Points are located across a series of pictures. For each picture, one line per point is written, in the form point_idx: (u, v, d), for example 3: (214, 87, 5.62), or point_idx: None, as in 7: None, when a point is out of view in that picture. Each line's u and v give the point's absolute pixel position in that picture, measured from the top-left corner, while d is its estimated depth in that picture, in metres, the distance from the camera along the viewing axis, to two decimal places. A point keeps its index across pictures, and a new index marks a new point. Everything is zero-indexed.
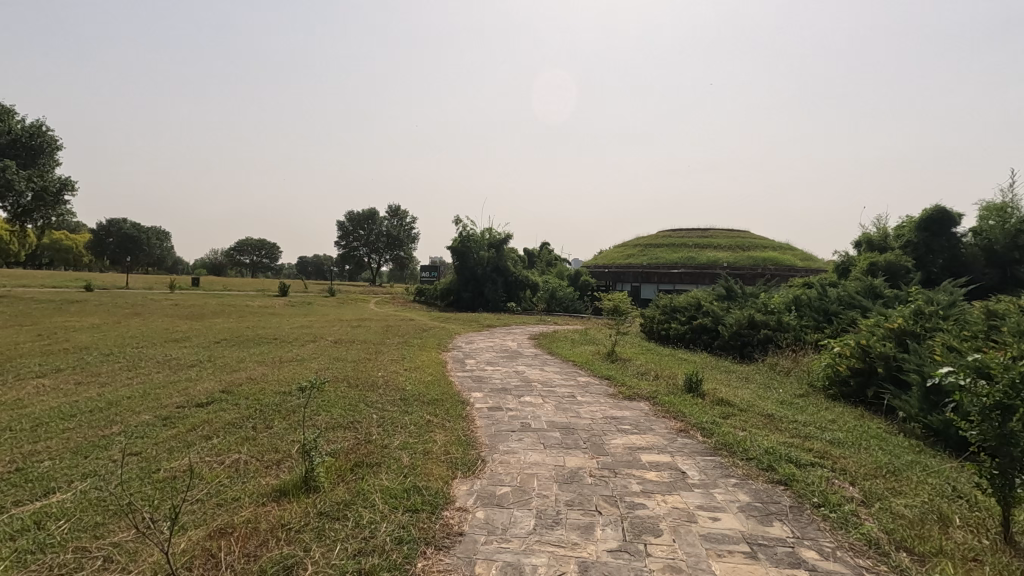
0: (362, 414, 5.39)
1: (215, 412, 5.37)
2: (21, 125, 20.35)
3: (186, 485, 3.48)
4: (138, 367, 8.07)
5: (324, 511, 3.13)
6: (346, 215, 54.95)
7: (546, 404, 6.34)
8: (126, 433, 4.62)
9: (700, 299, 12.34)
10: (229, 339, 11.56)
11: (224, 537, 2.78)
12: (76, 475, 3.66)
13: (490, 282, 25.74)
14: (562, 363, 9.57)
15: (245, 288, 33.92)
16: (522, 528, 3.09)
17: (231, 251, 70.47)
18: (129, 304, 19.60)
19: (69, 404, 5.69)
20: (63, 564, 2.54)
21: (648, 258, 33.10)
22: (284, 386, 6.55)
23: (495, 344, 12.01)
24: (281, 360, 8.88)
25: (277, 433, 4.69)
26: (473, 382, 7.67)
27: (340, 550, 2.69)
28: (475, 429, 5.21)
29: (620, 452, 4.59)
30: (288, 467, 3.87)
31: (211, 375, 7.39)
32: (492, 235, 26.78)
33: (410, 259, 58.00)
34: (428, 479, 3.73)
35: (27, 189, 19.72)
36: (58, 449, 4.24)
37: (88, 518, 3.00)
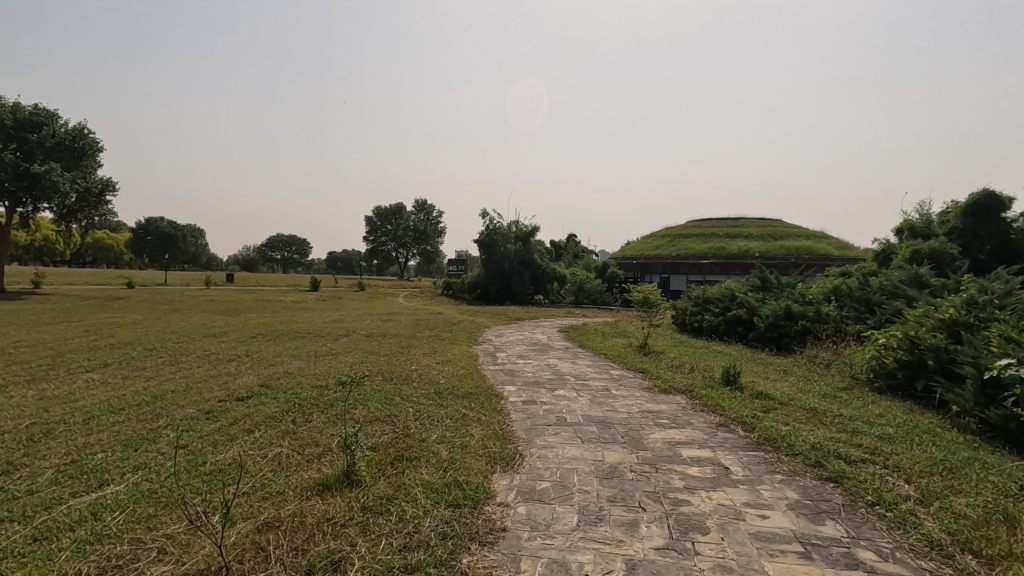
0: (398, 408, 5.42)
1: (256, 406, 5.48)
2: (65, 128, 21.03)
3: (232, 478, 3.54)
4: (180, 361, 8.30)
5: (367, 506, 3.15)
6: (375, 210, 55.73)
7: (580, 398, 6.28)
8: (172, 427, 4.74)
9: (734, 289, 12.08)
10: (264, 334, 11.77)
11: (271, 531, 2.81)
12: (127, 468, 3.77)
13: (518, 275, 25.83)
14: (594, 356, 9.47)
15: (278, 282, 34.79)
16: (565, 524, 3.05)
17: (264, 248, 72.41)
18: (168, 300, 20.21)
19: (118, 398, 5.87)
20: (120, 555, 2.61)
21: (676, 248, 32.70)
22: (321, 379, 6.64)
23: (525, 337, 11.98)
24: (317, 354, 9.02)
25: (317, 426, 4.75)
26: (505, 375, 7.65)
27: (386, 545, 2.70)
28: (511, 422, 5.19)
29: (660, 446, 4.50)
30: (329, 460, 3.91)
31: (250, 370, 7.55)
32: (519, 228, 26.77)
33: (437, 253, 58.54)
34: (468, 473, 3.72)
35: (71, 190, 20.40)
36: (109, 442, 4.37)
37: (141, 510, 3.08)
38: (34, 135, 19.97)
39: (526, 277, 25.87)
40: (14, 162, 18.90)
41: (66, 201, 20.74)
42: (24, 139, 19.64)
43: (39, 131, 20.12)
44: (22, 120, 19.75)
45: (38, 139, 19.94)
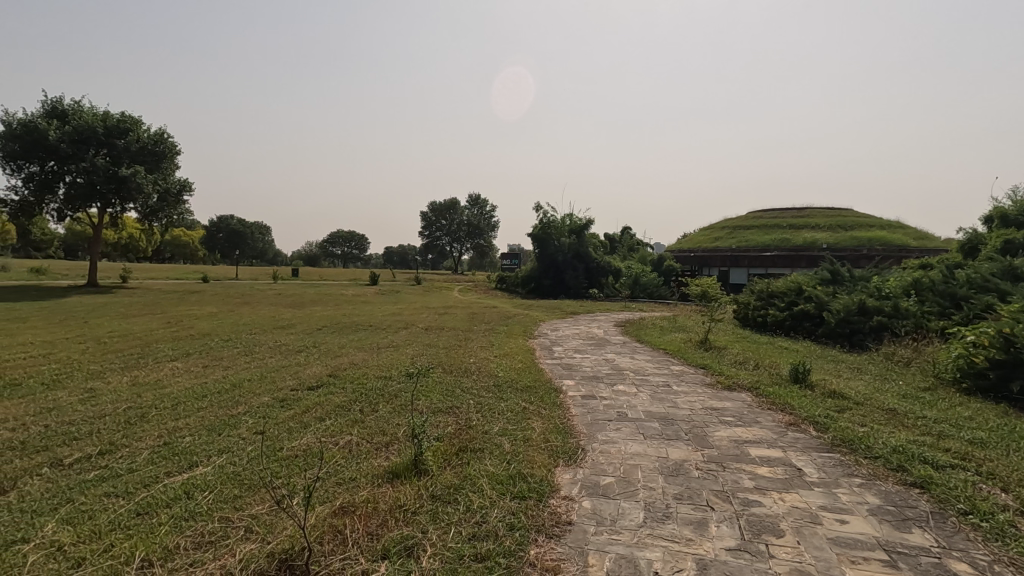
0: (459, 400, 5.52)
1: (325, 395, 5.73)
2: (147, 133, 22.52)
3: (307, 464, 3.72)
4: (254, 352, 8.78)
5: (436, 494, 3.24)
6: (430, 206, 56.99)
7: (640, 393, 6.19)
8: (251, 413, 5.04)
9: (801, 283, 11.55)
10: (328, 326, 12.27)
11: (347, 515, 2.94)
12: (213, 451, 4.03)
13: (571, 268, 25.76)
14: (653, 351, 9.31)
15: (338, 277, 36.21)
16: (632, 520, 3.03)
17: (326, 244, 75.80)
18: (239, 294, 21.42)
19: (201, 386, 6.30)
20: (212, 532, 2.80)
21: (736, 240, 31.60)
22: (385, 371, 6.85)
23: (581, 332, 11.95)
24: (379, 346, 9.31)
25: (384, 416, 4.91)
26: (563, 369, 7.65)
27: (455, 533, 2.77)
28: (571, 417, 5.18)
29: (726, 445, 4.37)
30: (397, 449, 4.04)
31: (318, 360, 7.89)
32: (573, 222, 26.79)
33: (490, 247, 59.03)
34: (532, 466, 3.75)
35: (152, 191, 21.94)
36: (195, 426, 4.69)
37: (228, 491, 3.29)
38: (121, 141, 21.51)
39: (580, 271, 25.73)
40: (103, 166, 20.44)
41: (149, 201, 22.28)
42: (113, 145, 21.15)
43: (125, 136, 21.62)
44: (111, 127, 21.31)
45: (125, 144, 21.47)
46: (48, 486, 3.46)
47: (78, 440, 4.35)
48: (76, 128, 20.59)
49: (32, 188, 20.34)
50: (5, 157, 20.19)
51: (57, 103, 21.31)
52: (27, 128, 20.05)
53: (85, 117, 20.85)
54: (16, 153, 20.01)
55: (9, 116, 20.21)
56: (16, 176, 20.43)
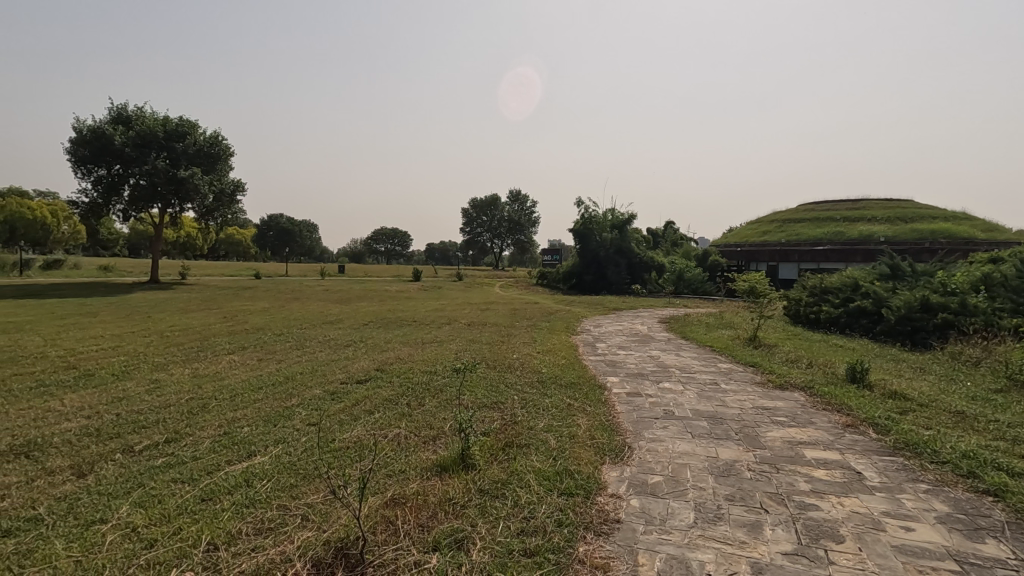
0: (504, 396, 5.55)
1: (374, 388, 5.88)
2: (203, 136, 23.54)
3: (359, 456, 3.82)
4: (305, 346, 9.09)
5: (484, 489, 3.27)
6: (472, 202, 57.46)
7: (687, 391, 6.06)
8: (304, 406, 5.22)
9: (857, 278, 11.07)
10: (374, 322, 12.56)
11: (398, 507, 3.00)
12: (269, 441, 4.19)
13: (613, 264, 25.46)
14: (699, 348, 9.09)
15: (382, 273, 37.13)
16: (682, 520, 2.97)
17: (370, 241, 77.65)
18: (289, 290, 22.20)
19: (256, 378, 6.57)
20: (272, 519, 2.92)
21: (786, 234, 30.52)
22: (430, 366, 6.96)
23: (624, 328, 11.81)
24: (424, 341, 9.47)
25: (430, 410, 5.00)
26: (607, 366, 7.58)
27: (504, 528, 2.79)
28: (617, 414, 5.12)
29: (779, 446, 4.23)
30: (444, 443, 4.10)
31: (365, 355, 8.09)
32: (615, 217, 26.50)
33: (531, 243, 59.03)
34: (578, 463, 3.74)
35: (208, 192, 22.97)
36: (252, 417, 4.90)
37: (285, 480, 3.42)
38: (179, 144, 22.59)
39: (623, 266, 25.40)
40: (164, 168, 21.50)
41: (205, 202, 23.31)
42: (172, 148, 22.21)
43: (183, 139, 22.67)
44: (170, 131, 22.40)
45: (183, 147, 22.54)
46: (121, 471, 3.68)
47: (147, 429, 4.61)
48: (139, 133, 21.74)
49: (100, 191, 21.60)
50: (76, 162, 21.51)
51: (122, 110, 22.55)
52: (96, 134, 21.30)
53: (147, 123, 21.98)
54: (86, 158, 21.29)
55: (79, 123, 21.51)
56: (86, 179, 21.74)
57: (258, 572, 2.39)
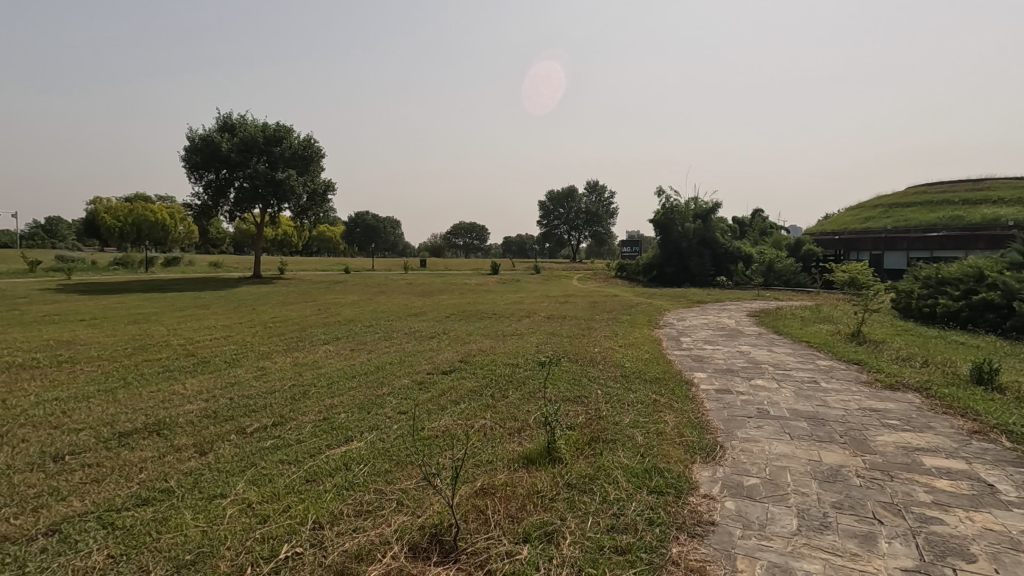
0: (588, 390, 5.50)
1: (459, 379, 6.03)
2: (297, 139, 25.06)
3: (449, 445, 3.92)
4: (393, 337, 9.50)
5: (571, 483, 3.26)
6: (548, 194, 57.44)
7: (783, 390, 5.70)
8: (394, 394, 5.46)
9: (982, 267, 9.90)
10: (455, 314, 12.86)
11: (488, 497, 3.06)
12: (364, 428, 4.42)
13: (697, 255, 24.49)
14: (794, 343, 8.53)
15: (462, 267, 38.17)
16: (784, 527, 2.80)
17: (449, 236, 80.01)
18: (375, 283, 23.28)
19: (349, 367, 6.95)
20: (369, 502, 3.07)
21: (894, 219, 27.92)
22: (513, 358, 7.03)
23: (709, 322, 11.30)
24: (505, 334, 9.57)
25: (514, 402, 5.04)
26: (693, 361, 7.30)
27: (593, 524, 2.76)
28: (706, 412, 4.92)
29: (892, 452, 3.87)
30: (529, 436, 4.13)
31: (449, 346, 8.32)
32: (698, 206, 25.51)
33: (609, 235, 58.12)
34: (667, 461, 3.63)
35: (303, 192, 24.52)
36: (348, 403, 5.19)
37: (380, 465, 3.59)
38: (277, 148, 24.24)
39: (707, 257, 24.36)
40: (264, 171, 23.18)
41: (300, 201, 24.87)
42: (271, 152, 23.91)
43: (280, 143, 24.27)
44: (269, 136, 24.08)
45: (280, 151, 24.18)
46: (237, 450, 4.02)
47: (256, 412, 5.00)
48: (243, 139, 23.54)
49: (210, 194, 23.65)
50: (190, 168, 23.67)
51: (228, 118, 24.50)
52: (206, 142, 23.33)
53: (249, 129, 23.75)
54: (198, 164, 23.36)
55: (192, 132, 23.63)
56: (198, 183, 23.87)
57: (361, 552, 2.52)
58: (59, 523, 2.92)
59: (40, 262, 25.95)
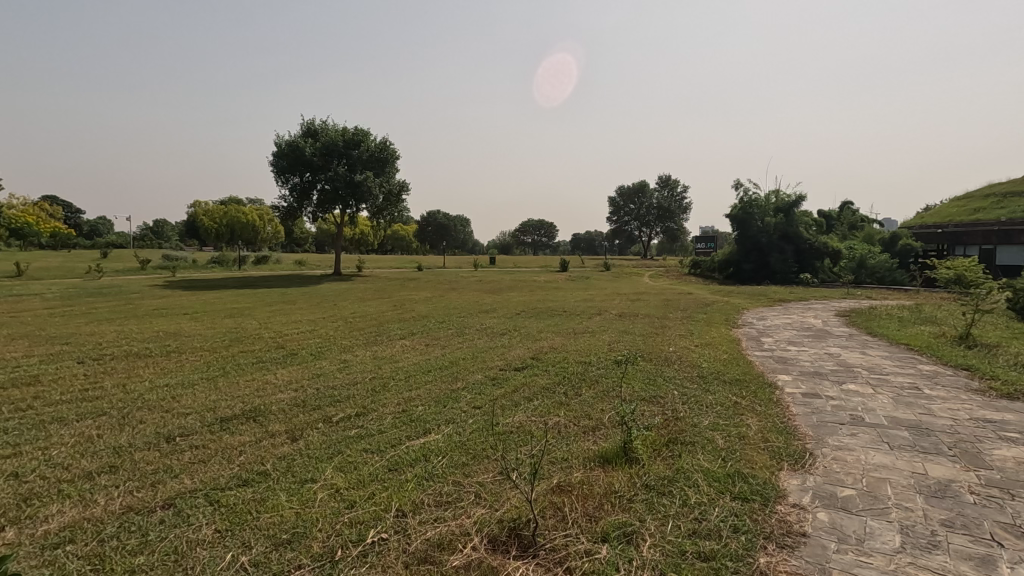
0: (663, 390, 5.36)
1: (531, 376, 6.06)
2: (374, 142, 26.05)
3: (524, 440, 3.96)
4: (465, 333, 9.69)
5: (650, 484, 3.19)
6: (619, 189, 56.34)
7: (879, 395, 5.29)
8: (469, 389, 5.57)
9: None
10: (526, 311, 12.91)
11: (565, 494, 3.06)
12: (441, 421, 4.54)
13: (778, 251, 23.22)
14: (891, 346, 7.88)
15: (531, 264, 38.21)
16: (885, 543, 2.59)
17: (517, 233, 80.71)
18: (447, 280, 23.83)
19: (425, 361, 7.17)
20: (448, 494, 3.15)
21: (1009, 210, 25.15)
22: (585, 356, 6.97)
23: (793, 321, 10.69)
24: (576, 331, 9.51)
25: (588, 401, 5.00)
26: (775, 362, 6.93)
27: (674, 527, 2.69)
28: (792, 416, 4.65)
29: (1012, 468, 3.49)
30: (604, 435, 4.08)
31: (520, 343, 8.36)
32: (780, 198, 24.18)
33: (682, 231, 56.29)
34: (752, 467, 3.47)
35: (379, 193, 25.50)
36: (425, 397, 5.35)
37: (458, 458, 3.67)
38: (355, 151, 25.32)
39: (789, 253, 23.05)
40: (343, 174, 24.34)
41: (376, 202, 25.90)
42: (349, 155, 25.04)
43: (358, 146, 25.37)
44: (348, 139, 25.21)
45: (358, 154, 25.27)
46: (324, 438, 4.25)
47: (340, 403, 5.27)
48: (324, 144, 24.82)
49: (295, 196, 25.12)
50: (278, 172, 25.24)
51: (311, 124, 25.88)
52: (292, 147, 24.78)
53: (330, 134, 24.98)
54: (284, 169, 24.87)
55: (279, 138, 25.19)
56: (284, 186, 25.40)
57: (443, 541, 2.59)
58: (173, 499, 3.21)
59: (150, 262, 28.63)
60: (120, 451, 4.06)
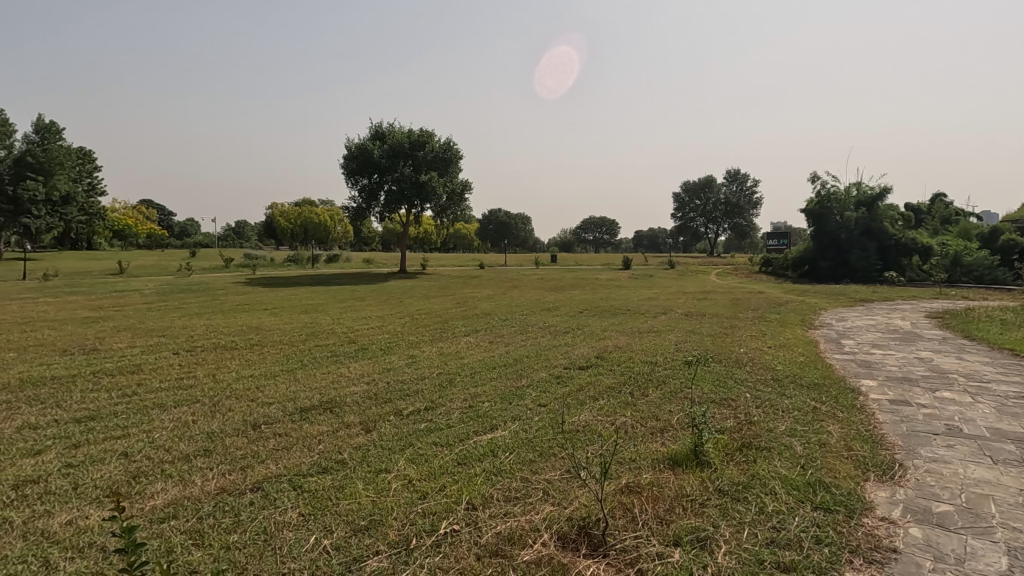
0: (735, 392, 5.16)
1: (595, 375, 6.02)
2: (438, 143, 26.59)
3: (590, 439, 3.95)
4: (527, 331, 9.72)
5: (723, 489, 3.10)
6: (685, 185, 54.81)
7: (979, 405, 4.85)
8: (533, 387, 5.60)
9: None
10: (588, 310, 12.79)
11: (634, 495, 3.02)
12: (507, 417, 4.59)
13: (859, 247, 21.79)
14: (991, 352, 7.22)
15: (593, 262, 37.85)
16: (989, 565, 2.38)
17: (579, 231, 80.25)
18: (508, 278, 24.07)
19: (489, 358, 7.28)
20: (517, 489, 3.18)
21: None
22: (651, 356, 6.83)
23: (877, 323, 10.00)
24: (641, 330, 9.33)
25: (655, 401, 4.91)
26: (858, 366, 6.51)
27: (751, 535, 2.60)
28: (878, 424, 4.36)
29: None
30: (673, 437, 3.99)
31: (584, 342, 8.30)
32: (861, 191, 22.67)
33: (751, 227, 53.95)
34: (834, 476, 3.29)
35: (443, 192, 26.03)
36: (490, 393, 5.45)
37: (525, 454, 3.71)
38: (420, 152, 25.97)
39: (871, 250, 21.58)
40: (409, 175, 25.04)
41: (440, 201, 26.47)
42: (415, 156, 25.73)
43: (423, 147, 26.01)
44: (414, 141, 25.88)
45: (423, 155, 25.91)
46: (396, 430, 4.41)
47: (410, 396, 5.45)
48: (391, 146, 25.64)
49: (363, 197, 26.10)
50: (348, 174, 26.33)
51: (379, 127, 26.77)
52: (361, 150, 25.78)
53: (397, 136, 25.78)
54: (354, 171, 25.88)
55: (350, 142, 26.27)
56: (354, 188, 26.46)
57: (513, 536, 2.63)
58: (260, 482, 3.44)
59: (233, 261, 30.63)
60: (213, 436, 4.39)
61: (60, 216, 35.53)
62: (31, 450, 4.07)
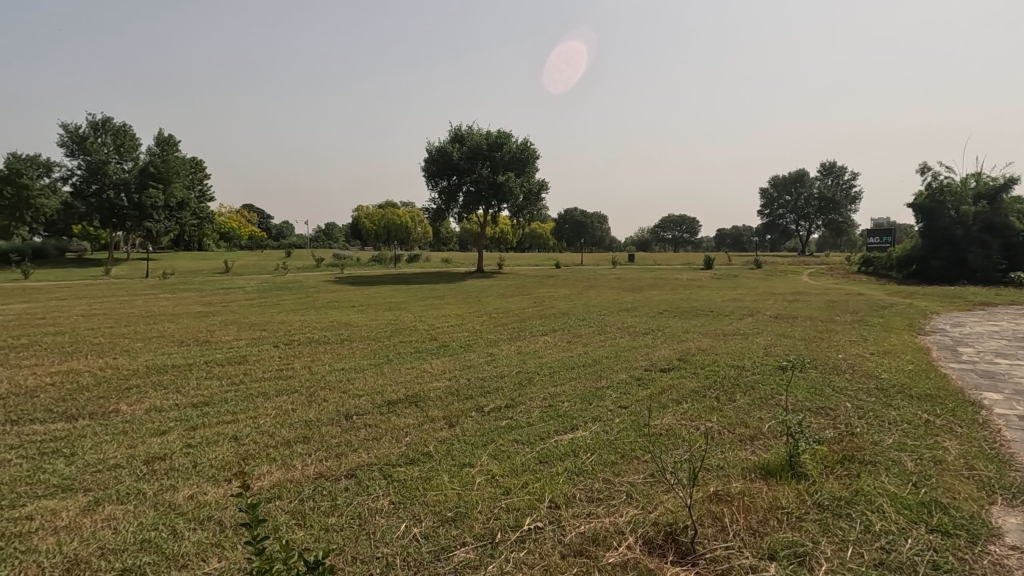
0: (833, 401, 4.82)
1: (678, 378, 5.84)
2: (516, 143, 26.84)
3: (675, 444, 3.84)
4: (606, 332, 9.60)
5: (823, 503, 2.91)
6: (774, 181, 51.92)
7: None
8: (614, 388, 5.53)
9: None
10: (669, 311, 12.41)
11: (723, 504, 2.91)
12: (587, 418, 4.56)
13: (979, 245, 19.63)
14: None
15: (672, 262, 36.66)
16: None
17: (657, 230, 78.22)
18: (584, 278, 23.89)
19: (568, 358, 7.27)
20: (600, 491, 3.15)
21: None
22: (738, 360, 6.53)
23: (1002, 329, 8.95)
24: (726, 333, 8.93)
25: (744, 407, 4.70)
26: (979, 377, 5.87)
27: (856, 554, 2.42)
28: (1004, 442, 3.91)
29: None
30: (765, 446, 3.78)
31: (665, 344, 8.07)
32: (982, 183, 20.45)
33: (849, 224, 50.11)
34: (952, 497, 2.99)
35: (520, 192, 26.23)
36: (570, 393, 5.43)
37: (606, 456, 3.67)
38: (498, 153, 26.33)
39: (993, 247, 19.38)
40: (487, 175, 25.48)
41: (517, 201, 26.72)
42: (493, 157, 26.15)
43: (501, 148, 26.36)
44: (492, 142, 26.30)
45: (500, 155, 26.25)
46: (478, 426, 4.51)
47: (490, 394, 5.55)
48: (470, 148, 26.23)
49: (443, 198, 26.87)
50: (428, 176, 27.24)
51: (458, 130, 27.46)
52: (441, 153, 26.58)
53: (475, 138, 26.36)
54: (435, 173, 26.72)
55: (431, 145, 27.17)
56: (434, 189, 27.31)
57: (597, 537, 2.62)
58: (354, 470, 3.64)
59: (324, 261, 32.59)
60: (311, 424, 4.71)
61: (176, 220, 39.24)
62: (158, 430, 4.55)
